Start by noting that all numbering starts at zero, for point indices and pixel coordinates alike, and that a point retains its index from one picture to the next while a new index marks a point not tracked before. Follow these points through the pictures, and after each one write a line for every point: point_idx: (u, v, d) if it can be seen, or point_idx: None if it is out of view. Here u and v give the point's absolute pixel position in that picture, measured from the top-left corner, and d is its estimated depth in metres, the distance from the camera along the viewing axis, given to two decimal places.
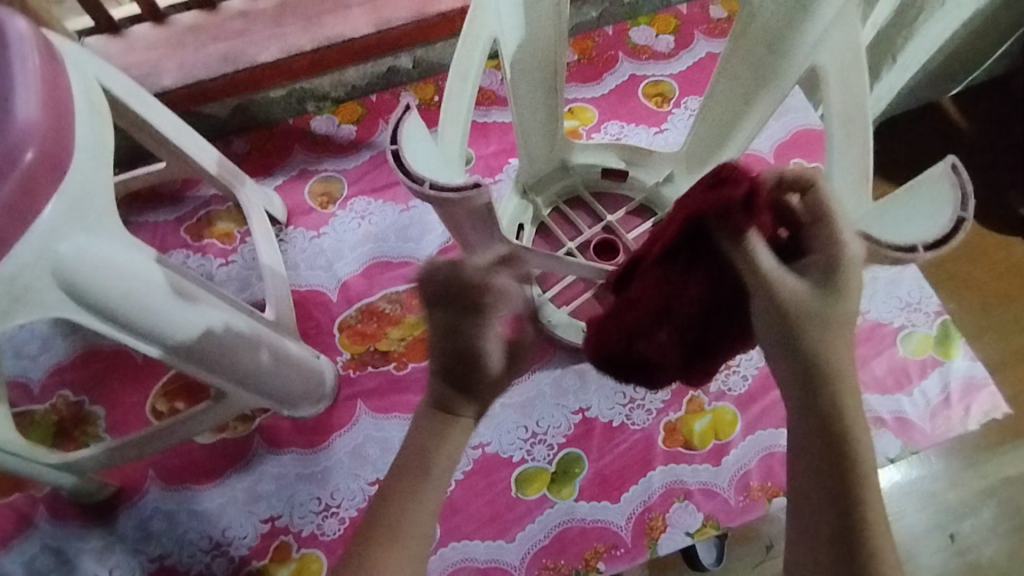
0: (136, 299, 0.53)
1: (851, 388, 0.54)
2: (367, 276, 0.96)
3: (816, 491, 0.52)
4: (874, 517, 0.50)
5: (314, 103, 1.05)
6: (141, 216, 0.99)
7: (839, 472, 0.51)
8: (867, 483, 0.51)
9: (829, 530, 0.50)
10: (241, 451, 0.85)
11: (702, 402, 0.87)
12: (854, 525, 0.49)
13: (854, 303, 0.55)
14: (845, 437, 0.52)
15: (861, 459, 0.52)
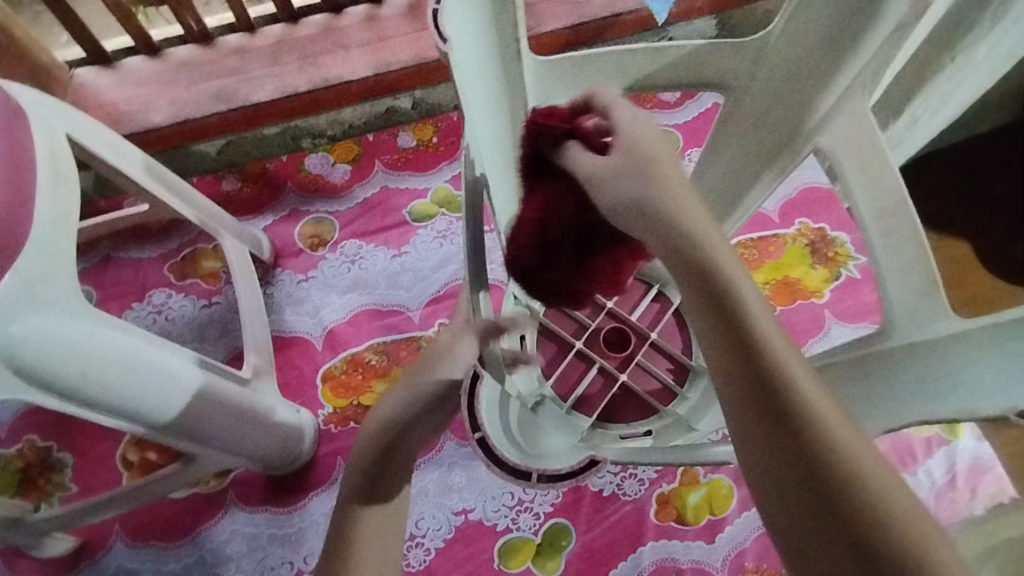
0: (95, 376, 0.50)
1: (698, 214, 0.43)
2: (354, 324, 0.92)
3: (722, 354, 0.36)
4: (789, 354, 0.35)
5: (309, 140, 1.03)
6: (124, 252, 0.96)
7: (734, 315, 0.37)
8: (768, 308, 0.37)
9: (760, 395, 0.34)
10: (212, 508, 0.81)
11: (697, 473, 0.83)
12: (777, 375, 0.34)
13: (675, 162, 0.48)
14: (729, 308, 0.37)
15: (747, 291, 0.38)
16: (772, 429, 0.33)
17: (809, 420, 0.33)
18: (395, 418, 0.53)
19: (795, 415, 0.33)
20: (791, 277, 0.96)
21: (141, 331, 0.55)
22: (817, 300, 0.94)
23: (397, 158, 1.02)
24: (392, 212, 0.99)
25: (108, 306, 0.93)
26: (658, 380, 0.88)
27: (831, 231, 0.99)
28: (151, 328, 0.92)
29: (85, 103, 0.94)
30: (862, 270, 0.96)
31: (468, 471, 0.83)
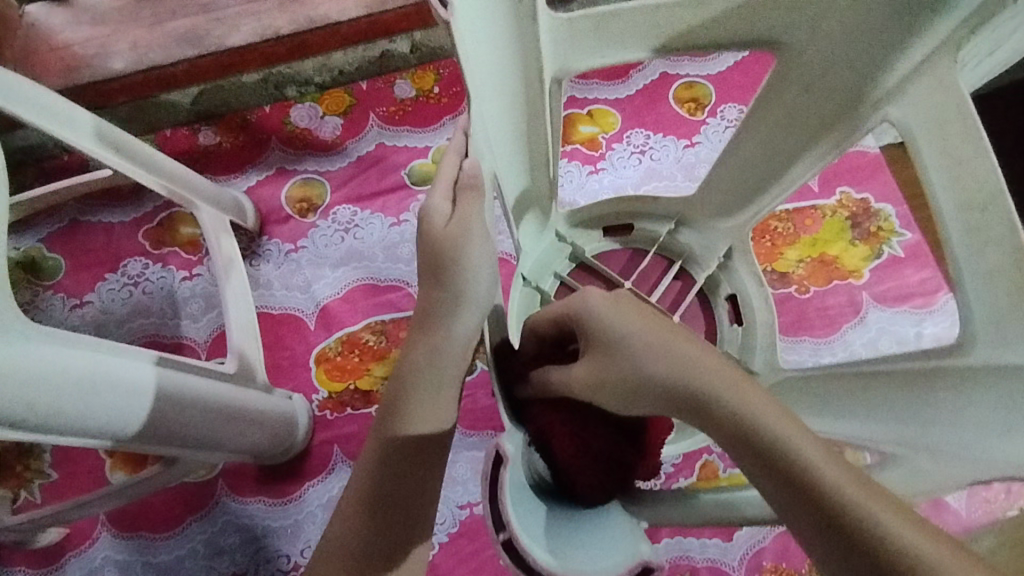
0: (47, 406, 0.44)
1: (686, 342, 0.41)
2: (349, 301, 0.84)
3: (791, 519, 0.33)
4: (829, 463, 0.32)
5: (295, 88, 0.91)
6: (93, 216, 0.87)
7: (782, 474, 0.33)
8: (782, 427, 0.34)
9: (822, 536, 0.31)
10: (203, 498, 0.77)
11: (717, 468, 0.78)
12: (829, 498, 0.31)
13: (640, 325, 0.43)
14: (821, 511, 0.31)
15: (755, 413, 0.35)
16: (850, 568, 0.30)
17: (873, 538, 0.29)
18: (411, 448, 0.44)
19: (867, 543, 0.29)
20: (828, 255, 0.87)
21: (93, 343, 0.48)
22: (855, 281, 0.86)
23: (394, 111, 0.91)
24: (389, 173, 0.89)
25: (79, 277, 0.85)
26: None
27: (876, 202, 0.89)
28: (127, 302, 0.84)
29: (38, 45, 0.84)
30: (906, 248, 0.87)
31: (473, 462, 0.79)
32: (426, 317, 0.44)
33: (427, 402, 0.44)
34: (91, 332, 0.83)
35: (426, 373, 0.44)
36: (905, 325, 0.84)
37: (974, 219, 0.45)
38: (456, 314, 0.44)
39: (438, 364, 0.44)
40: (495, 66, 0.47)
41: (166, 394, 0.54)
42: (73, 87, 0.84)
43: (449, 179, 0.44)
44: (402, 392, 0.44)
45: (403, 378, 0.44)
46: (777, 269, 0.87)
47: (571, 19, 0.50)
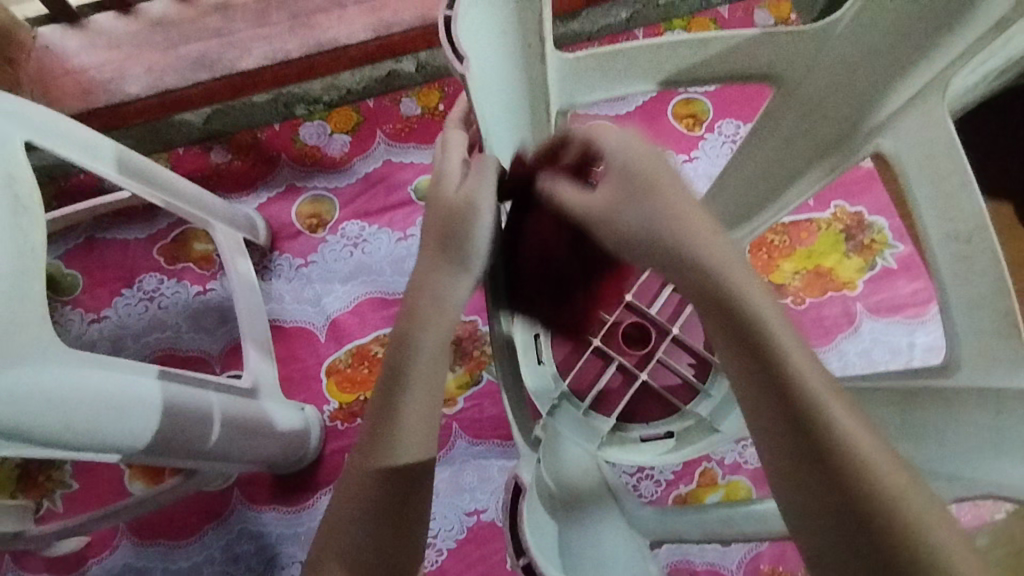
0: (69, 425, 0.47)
1: (706, 223, 0.36)
2: (358, 314, 0.87)
3: (764, 416, 0.32)
4: (836, 402, 0.31)
5: (304, 107, 0.93)
6: (109, 233, 0.90)
7: (771, 375, 0.32)
8: (791, 356, 0.33)
9: (792, 450, 0.31)
10: (219, 507, 0.79)
11: (715, 474, 0.81)
12: (826, 436, 0.31)
13: (683, 198, 0.37)
14: (809, 416, 0.31)
15: (774, 328, 0.33)
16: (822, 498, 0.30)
17: (840, 452, 0.30)
18: (400, 476, 0.41)
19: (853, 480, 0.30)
20: (823, 267, 0.90)
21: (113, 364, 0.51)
22: (849, 291, 0.89)
23: (400, 128, 0.93)
24: (396, 189, 0.92)
25: (96, 292, 0.88)
26: (678, 374, 0.84)
27: (870, 215, 0.92)
28: (143, 317, 0.87)
29: (55, 69, 0.87)
30: (898, 259, 0.90)
31: (480, 470, 0.81)
32: (410, 323, 0.44)
33: (421, 425, 0.42)
34: (109, 346, 0.86)
35: (423, 381, 0.43)
36: (898, 334, 0.87)
37: (962, 251, 0.48)
38: (445, 297, 0.44)
39: (430, 363, 0.43)
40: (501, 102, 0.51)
41: (180, 410, 0.57)
42: (88, 110, 0.86)
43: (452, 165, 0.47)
44: (392, 414, 0.42)
45: (395, 389, 0.42)
46: (773, 281, 0.90)
47: (578, 57, 0.54)
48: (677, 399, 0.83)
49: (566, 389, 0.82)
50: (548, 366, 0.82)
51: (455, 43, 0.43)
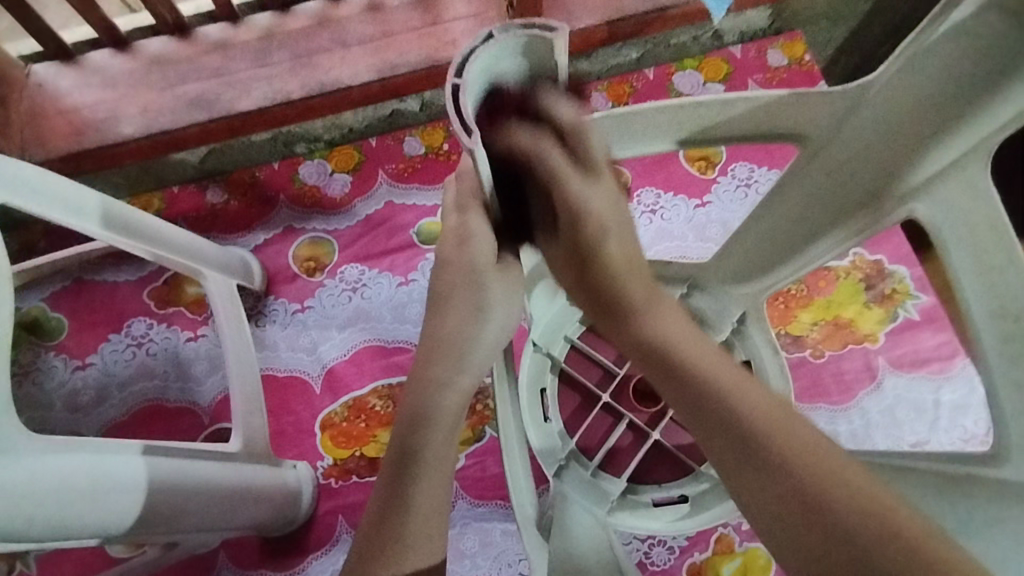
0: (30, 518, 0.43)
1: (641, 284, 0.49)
2: (356, 364, 0.83)
3: (775, 504, 0.38)
4: (802, 455, 0.38)
5: (304, 145, 0.91)
6: (97, 275, 0.86)
7: (761, 460, 0.39)
8: (753, 403, 0.41)
9: (808, 527, 0.36)
10: (203, 570, 0.75)
11: (732, 541, 0.76)
12: (812, 487, 0.37)
13: (618, 245, 0.50)
14: (794, 483, 0.38)
15: (714, 374, 0.43)
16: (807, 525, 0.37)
17: (834, 499, 0.36)
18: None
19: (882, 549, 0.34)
20: (842, 318, 0.86)
21: (86, 446, 0.47)
22: (870, 345, 0.85)
23: (403, 168, 0.90)
24: (398, 232, 0.88)
25: (82, 337, 0.84)
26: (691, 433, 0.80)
27: (890, 265, 0.88)
28: (130, 364, 0.83)
29: (47, 108, 0.84)
30: (921, 311, 0.86)
31: (481, 534, 0.76)
32: (421, 397, 0.44)
33: (433, 509, 0.40)
34: (93, 396, 0.81)
35: (436, 463, 0.41)
36: (923, 390, 0.83)
37: (1012, 329, 0.44)
38: (459, 373, 0.45)
39: (445, 439, 0.43)
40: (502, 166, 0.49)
41: (163, 489, 0.53)
42: (78, 151, 0.83)
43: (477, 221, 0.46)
44: (402, 497, 0.40)
45: (404, 473, 0.41)
46: (790, 332, 0.86)
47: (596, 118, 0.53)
48: (691, 458, 0.79)
49: (574, 447, 0.78)
50: (555, 424, 0.78)
51: (464, 114, 0.40)
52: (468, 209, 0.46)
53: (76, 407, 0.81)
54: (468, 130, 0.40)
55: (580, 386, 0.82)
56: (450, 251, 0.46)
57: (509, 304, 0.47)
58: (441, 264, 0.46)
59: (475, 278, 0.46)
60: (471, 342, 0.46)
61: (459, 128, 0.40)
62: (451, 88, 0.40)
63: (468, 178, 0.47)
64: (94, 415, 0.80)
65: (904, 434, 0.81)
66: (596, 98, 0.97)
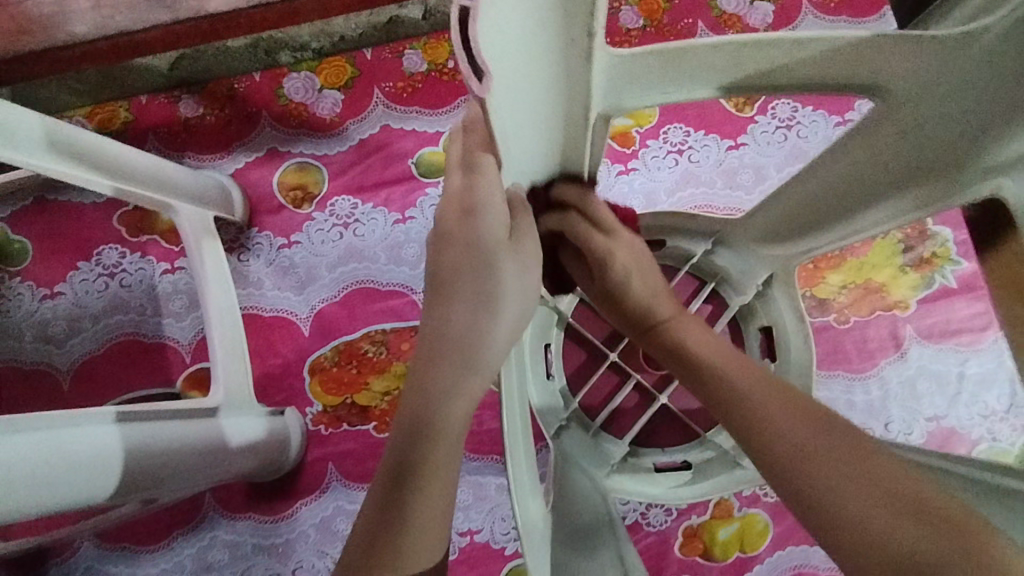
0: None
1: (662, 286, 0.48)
2: (347, 307, 0.77)
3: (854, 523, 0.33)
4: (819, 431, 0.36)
5: (289, 53, 0.79)
6: (61, 196, 0.78)
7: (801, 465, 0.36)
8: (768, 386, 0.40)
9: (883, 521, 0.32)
10: (190, 511, 0.73)
11: (731, 506, 0.75)
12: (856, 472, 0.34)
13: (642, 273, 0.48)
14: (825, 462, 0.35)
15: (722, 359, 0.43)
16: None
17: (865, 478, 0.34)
18: None
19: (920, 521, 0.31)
20: (874, 282, 0.80)
21: (46, 421, 0.42)
22: (899, 312, 0.79)
23: (402, 87, 0.79)
24: (394, 162, 0.79)
25: (48, 263, 0.77)
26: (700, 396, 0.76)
27: (933, 225, 0.80)
28: (103, 296, 0.76)
29: None
30: (960, 278, 0.79)
31: (476, 488, 0.74)
32: (425, 393, 0.39)
33: (433, 526, 0.37)
34: (64, 327, 0.75)
35: (439, 470, 0.38)
36: (948, 363, 0.78)
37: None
38: (465, 376, 0.39)
39: (449, 442, 0.39)
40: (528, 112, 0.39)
41: (134, 457, 0.48)
42: (31, 51, 0.73)
43: (487, 185, 0.37)
44: (398, 505, 0.37)
45: (400, 479, 0.37)
46: (816, 294, 0.80)
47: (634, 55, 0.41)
48: (697, 423, 0.75)
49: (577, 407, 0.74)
50: (558, 382, 0.74)
51: (473, 53, 0.29)
52: (476, 169, 0.36)
53: (47, 339, 0.75)
54: (480, 74, 0.30)
55: (587, 341, 0.77)
56: (454, 224, 0.38)
57: (523, 278, 0.40)
58: (444, 239, 0.39)
59: (484, 258, 0.38)
60: (483, 338, 0.39)
61: (468, 76, 0.30)
62: (458, 12, 0.29)
63: (475, 131, 0.38)
64: (66, 348, 0.75)
65: (922, 407, 0.77)
66: (627, 14, 0.84)
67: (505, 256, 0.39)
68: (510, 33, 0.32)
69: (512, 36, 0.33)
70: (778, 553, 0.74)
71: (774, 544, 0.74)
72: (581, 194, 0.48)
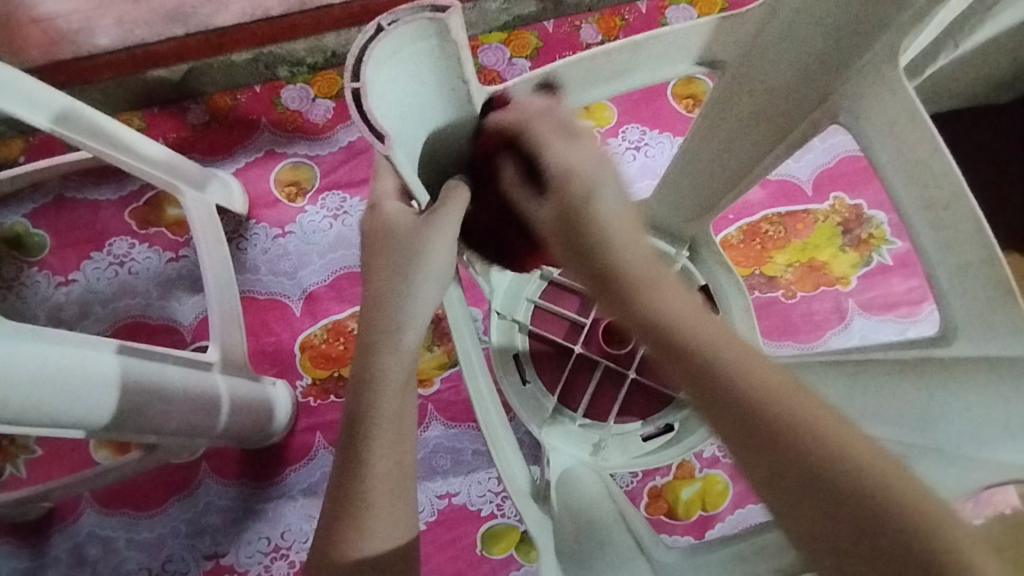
0: (19, 403, 0.45)
1: (626, 222, 0.44)
2: (336, 289, 0.84)
3: (745, 455, 0.34)
4: (755, 377, 0.35)
5: (286, 69, 0.89)
6: (80, 193, 0.86)
7: (721, 401, 0.35)
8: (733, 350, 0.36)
9: (770, 466, 0.33)
10: (186, 478, 0.78)
11: (693, 468, 0.80)
12: (774, 429, 0.33)
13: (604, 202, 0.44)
14: (720, 386, 0.35)
15: (668, 299, 0.40)
16: (857, 556, 0.31)
17: (767, 415, 0.34)
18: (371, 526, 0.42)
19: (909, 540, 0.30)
20: (817, 261, 0.87)
21: (64, 339, 0.48)
22: (842, 288, 0.86)
23: None
24: None
25: (64, 254, 0.84)
26: None
27: (869, 210, 0.89)
28: (112, 282, 0.84)
29: (25, 20, 0.84)
30: (895, 256, 0.87)
31: (454, 454, 0.80)
32: (362, 371, 0.46)
33: (388, 490, 0.43)
34: (75, 310, 0.82)
35: (382, 431, 0.44)
36: (889, 332, 0.84)
37: (939, 215, 0.43)
38: (393, 346, 0.46)
39: (394, 394, 0.46)
40: (432, 145, 0.48)
41: (134, 385, 0.54)
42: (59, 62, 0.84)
43: (391, 208, 0.48)
44: (354, 478, 0.43)
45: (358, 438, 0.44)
46: (765, 273, 0.87)
47: (506, 87, 0.49)
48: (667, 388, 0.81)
49: (557, 402, 0.80)
50: (534, 388, 0.80)
51: (371, 121, 0.38)
52: (380, 205, 0.48)
53: (60, 321, 0.82)
54: (381, 137, 0.39)
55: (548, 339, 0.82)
56: (371, 223, 0.49)
57: (436, 253, 0.47)
58: (368, 236, 0.49)
59: (396, 248, 0.47)
60: (407, 307, 0.47)
61: (372, 138, 0.39)
62: (350, 92, 0.38)
63: (388, 181, 0.48)
64: (76, 329, 0.82)
65: None
66: (586, 31, 0.93)
67: (421, 244, 0.46)
68: (400, 93, 0.42)
69: (402, 85, 0.41)
70: (737, 513, 0.79)
71: (733, 504, 0.79)
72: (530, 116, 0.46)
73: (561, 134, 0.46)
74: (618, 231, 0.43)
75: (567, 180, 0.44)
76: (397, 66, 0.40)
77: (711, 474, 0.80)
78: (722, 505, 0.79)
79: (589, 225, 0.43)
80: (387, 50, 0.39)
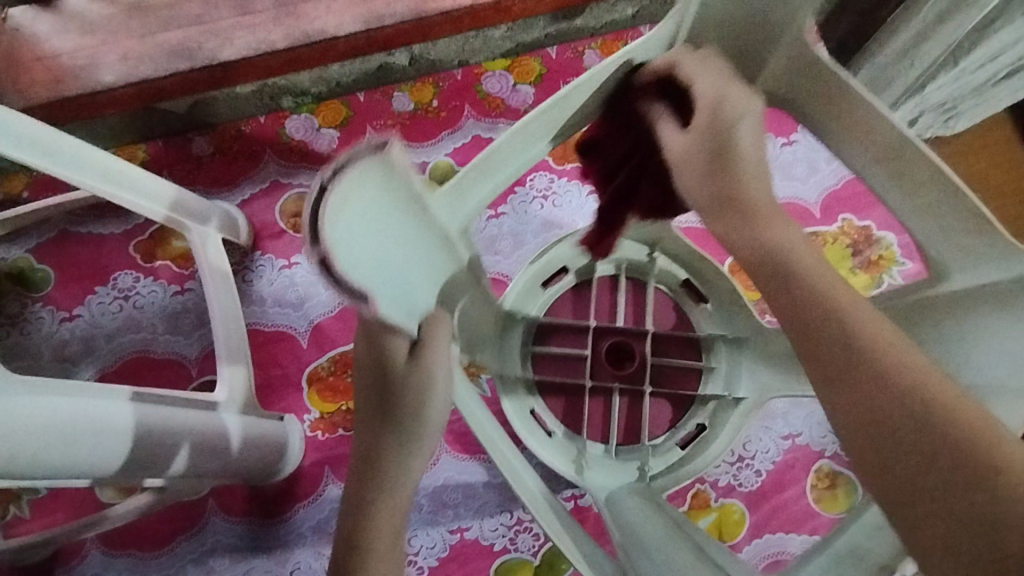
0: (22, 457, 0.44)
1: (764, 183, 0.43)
2: (342, 320, 0.83)
3: (854, 395, 0.34)
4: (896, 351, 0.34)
5: (291, 99, 0.89)
6: (84, 227, 0.86)
7: (853, 347, 0.34)
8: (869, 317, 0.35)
9: (893, 430, 0.32)
10: (192, 517, 0.77)
11: (708, 497, 0.79)
12: (914, 394, 0.32)
13: (751, 141, 0.44)
14: (850, 331, 0.35)
15: (799, 253, 0.40)
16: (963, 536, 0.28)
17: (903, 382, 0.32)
18: None
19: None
20: None
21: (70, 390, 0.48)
22: None
23: (391, 125, 0.89)
24: None
25: (68, 290, 0.84)
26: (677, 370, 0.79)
27: (877, 231, 0.88)
28: (117, 317, 0.83)
29: (27, 56, 0.84)
30: (905, 277, 0.86)
31: (466, 486, 0.79)
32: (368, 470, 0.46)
33: None
34: (79, 346, 0.82)
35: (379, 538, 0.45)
36: None
37: None
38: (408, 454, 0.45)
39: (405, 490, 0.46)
40: (413, 258, 0.41)
41: (142, 431, 0.53)
42: (61, 97, 0.83)
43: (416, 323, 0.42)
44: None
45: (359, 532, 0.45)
46: None
47: (458, 179, 0.42)
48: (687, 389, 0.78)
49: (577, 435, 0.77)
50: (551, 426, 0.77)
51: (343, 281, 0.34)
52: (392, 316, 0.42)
53: (63, 357, 0.81)
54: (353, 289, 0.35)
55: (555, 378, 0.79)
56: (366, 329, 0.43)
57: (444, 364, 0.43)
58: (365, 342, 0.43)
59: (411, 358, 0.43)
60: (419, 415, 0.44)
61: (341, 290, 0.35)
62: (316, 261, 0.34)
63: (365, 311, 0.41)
64: (81, 365, 0.81)
65: None
66: (589, 56, 0.92)
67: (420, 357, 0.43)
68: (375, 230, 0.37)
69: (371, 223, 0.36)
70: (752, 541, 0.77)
71: (749, 533, 0.78)
72: (694, 66, 0.45)
73: (745, 88, 0.45)
74: (746, 172, 0.43)
75: (701, 115, 0.44)
76: (364, 202, 0.35)
77: (726, 502, 0.79)
78: (738, 535, 0.77)
79: (723, 162, 0.44)
80: (346, 196, 0.34)
